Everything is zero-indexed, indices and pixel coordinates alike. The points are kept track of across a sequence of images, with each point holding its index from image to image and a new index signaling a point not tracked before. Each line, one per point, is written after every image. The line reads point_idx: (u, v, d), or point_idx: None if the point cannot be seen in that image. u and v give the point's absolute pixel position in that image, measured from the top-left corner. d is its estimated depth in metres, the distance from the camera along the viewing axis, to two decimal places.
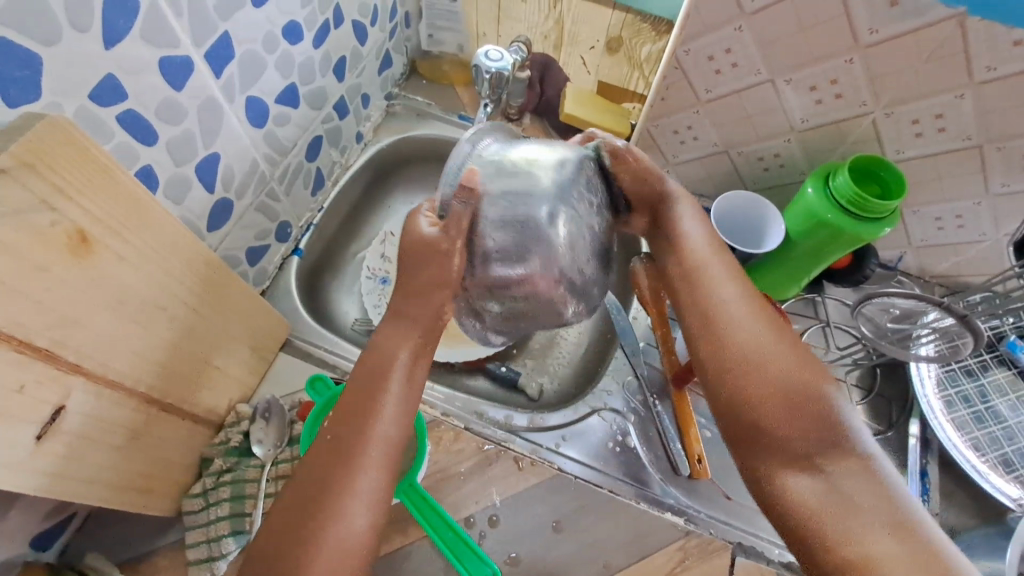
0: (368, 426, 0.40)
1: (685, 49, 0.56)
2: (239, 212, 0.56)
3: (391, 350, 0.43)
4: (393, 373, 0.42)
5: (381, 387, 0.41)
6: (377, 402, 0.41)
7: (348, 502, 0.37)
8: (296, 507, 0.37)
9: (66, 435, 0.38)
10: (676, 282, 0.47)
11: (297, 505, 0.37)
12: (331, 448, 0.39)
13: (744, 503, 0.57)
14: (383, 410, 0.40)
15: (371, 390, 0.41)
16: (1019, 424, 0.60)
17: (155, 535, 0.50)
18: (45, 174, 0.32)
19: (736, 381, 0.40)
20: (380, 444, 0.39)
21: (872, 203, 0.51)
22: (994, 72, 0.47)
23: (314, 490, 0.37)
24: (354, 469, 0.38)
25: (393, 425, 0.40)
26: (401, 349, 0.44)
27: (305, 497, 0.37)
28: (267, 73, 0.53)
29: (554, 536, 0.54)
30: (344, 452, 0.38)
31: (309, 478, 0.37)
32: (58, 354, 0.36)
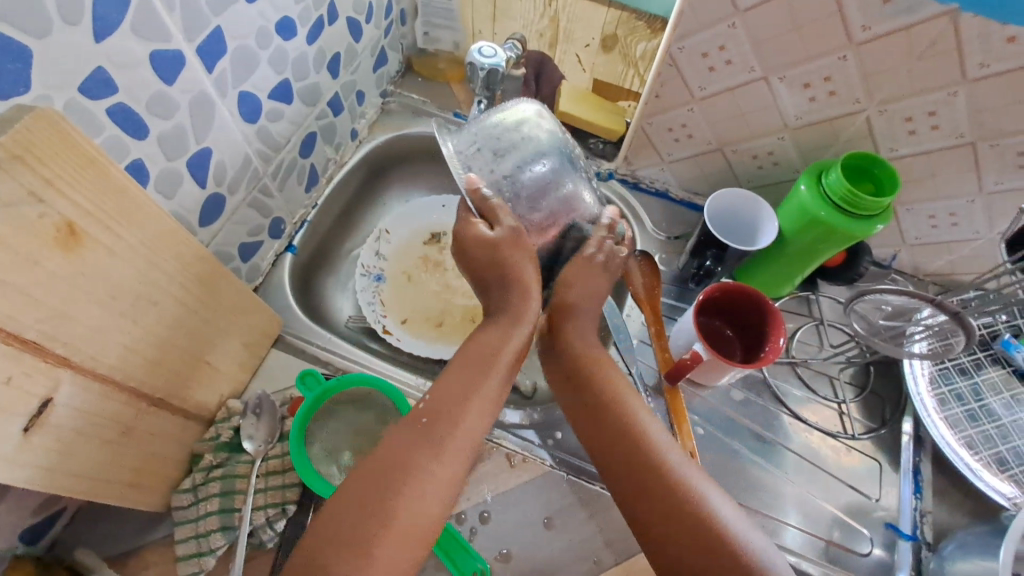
0: (453, 424, 0.39)
1: (680, 46, 0.56)
2: (232, 208, 0.56)
3: (494, 346, 0.43)
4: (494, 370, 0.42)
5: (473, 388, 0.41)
6: (465, 400, 0.40)
7: (421, 495, 0.36)
8: (369, 497, 0.36)
9: (55, 428, 0.38)
10: (579, 380, 0.46)
11: (370, 493, 0.36)
12: (408, 444, 0.38)
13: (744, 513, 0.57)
14: (472, 407, 0.40)
15: (460, 388, 0.41)
16: (1013, 423, 0.60)
17: (145, 531, 0.50)
18: (35, 167, 0.32)
19: (640, 490, 0.40)
20: (457, 444, 0.39)
21: (864, 201, 0.51)
22: (987, 70, 0.47)
23: (394, 478, 0.36)
24: (429, 465, 0.37)
25: (473, 427, 0.40)
26: (503, 348, 0.43)
27: (380, 485, 0.36)
28: (260, 68, 0.53)
29: (545, 533, 0.54)
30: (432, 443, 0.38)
31: (389, 467, 0.37)
32: (47, 346, 0.36)
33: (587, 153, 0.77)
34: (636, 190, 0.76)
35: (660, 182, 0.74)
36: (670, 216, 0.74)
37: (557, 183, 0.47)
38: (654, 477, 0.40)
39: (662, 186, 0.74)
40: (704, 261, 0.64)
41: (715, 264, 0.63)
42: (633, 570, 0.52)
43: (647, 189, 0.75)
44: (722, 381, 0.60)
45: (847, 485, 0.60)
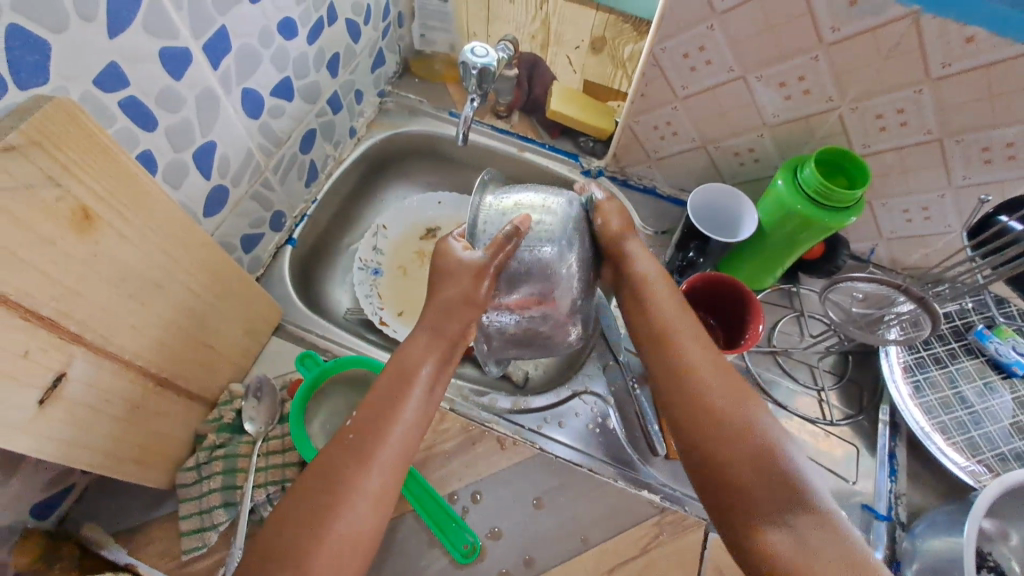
0: (382, 429, 0.42)
1: (662, 47, 0.59)
2: (234, 200, 0.59)
3: (410, 368, 0.44)
4: (414, 387, 0.44)
5: (388, 409, 0.42)
6: (394, 401, 0.43)
7: (352, 508, 0.39)
8: (313, 496, 0.39)
9: (67, 402, 0.40)
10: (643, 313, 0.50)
11: (304, 508, 0.39)
12: (338, 455, 0.41)
13: None
14: (397, 423, 0.42)
15: (388, 393, 0.43)
16: (986, 409, 0.62)
17: (151, 508, 0.52)
18: (51, 152, 0.35)
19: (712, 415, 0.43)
20: (387, 449, 0.41)
21: (836, 193, 0.54)
22: (949, 69, 0.50)
23: (324, 494, 0.39)
24: (360, 468, 0.40)
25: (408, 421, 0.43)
26: (423, 365, 0.45)
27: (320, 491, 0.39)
28: (262, 67, 0.56)
29: (534, 512, 0.56)
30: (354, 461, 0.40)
31: (324, 474, 0.40)
32: (61, 323, 0.38)
33: (578, 151, 0.80)
34: (626, 186, 0.78)
35: (648, 180, 0.77)
36: (657, 211, 0.77)
37: (553, 266, 0.47)
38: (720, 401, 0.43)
39: (650, 183, 0.77)
40: (688, 253, 0.67)
41: (699, 256, 0.66)
42: (618, 548, 0.54)
43: (636, 185, 0.78)
44: None
45: (827, 469, 0.62)
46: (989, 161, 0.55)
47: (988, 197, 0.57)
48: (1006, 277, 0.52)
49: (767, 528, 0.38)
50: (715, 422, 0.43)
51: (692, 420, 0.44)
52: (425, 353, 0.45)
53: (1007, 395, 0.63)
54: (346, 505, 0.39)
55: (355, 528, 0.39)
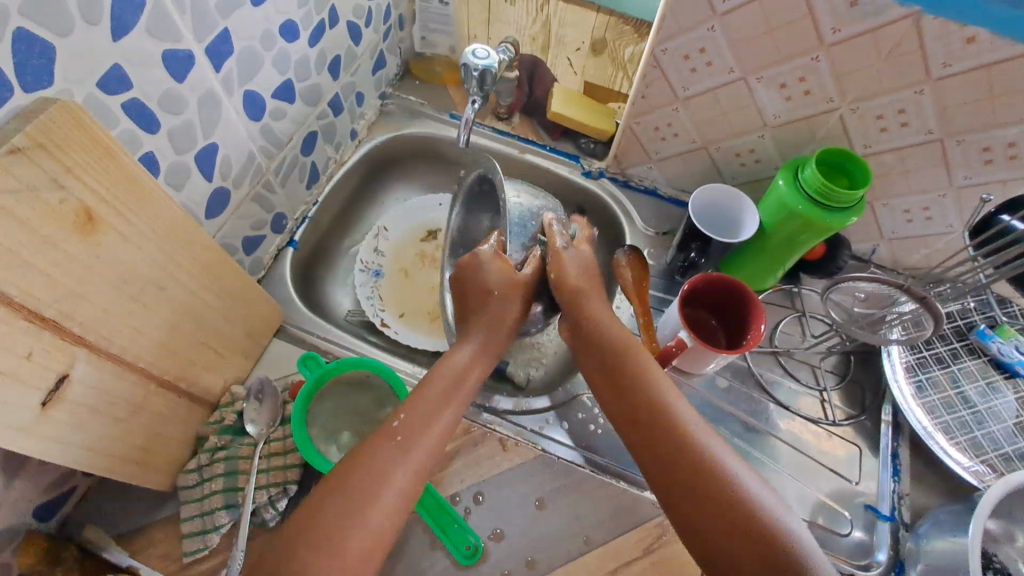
0: (424, 429, 0.43)
1: (663, 48, 0.59)
2: (236, 203, 0.59)
3: (459, 374, 0.47)
4: (461, 392, 0.46)
5: (439, 405, 0.45)
6: (439, 403, 0.45)
7: (384, 503, 0.39)
8: (346, 492, 0.38)
9: (70, 404, 0.40)
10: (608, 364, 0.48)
11: (333, 502, 0.38)
12: (377, 448, 0.41)
13: None
14: (440, 422, 0.44)
15: (438, 393, 0.45)
16: (989, 409, 0.62)
17: (153, 510, 0.52)
18: (55, 155, 0.35)
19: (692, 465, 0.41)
20: (426, 448, 0.42)
21: (837, 194, 0.54)
22: (950, 69, 0.50)
23: (366, 476, 0.39)
24: (397, 464, 0.40)
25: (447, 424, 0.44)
26: (472, 369, 0.48)
27: (352, 487, 0.39)
28: (264, 69, 0.56)
29: (537, 513, 0.56)
30: (399, 447, 0.41)
31: (360, 468, 0.40)
32: (64, 324, 0.38)
33: (579, 152, 0.80)
34: (626, 188, 0.78)
35: (649, 181, 0.77)
36: (658, 213, 0.77)
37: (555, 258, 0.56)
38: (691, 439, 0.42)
39: (650, 184, 0.77)
40: (689, 254, 0.67)
41: (700, 257, 0.66)
42: (621, 549, 0.54)
43: (636, 186, 0.78)
44: (709, 369, 0.62)
45: (829, 470, 0.62)
46: (990, 161, 0.55)
47: (990, 195, 0.57)
48: (1011, 277, 0.52)
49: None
50: (683, 464, 0.41)
51: (659, 463, 0.42)
52: (471, 361, 0.49)
53: (1010, 395, 0.63)
54: (389, 489, 0.39)
55: (386, 519, 0.39)
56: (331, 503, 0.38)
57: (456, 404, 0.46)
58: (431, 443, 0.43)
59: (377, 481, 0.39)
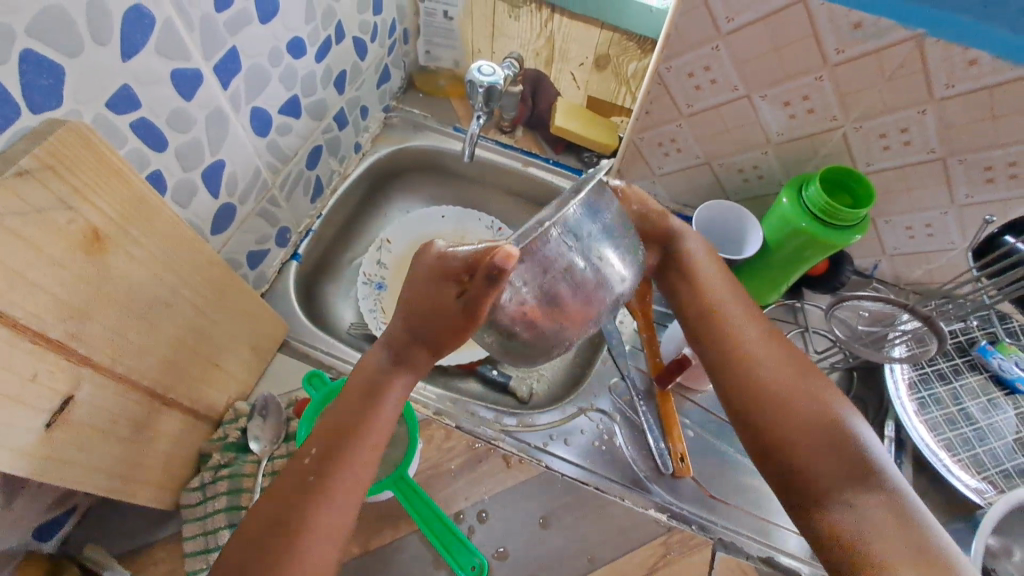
0: (335, 463, 0.42)
1: (668, 66, 0.60)
2: (241, 217, 0.59)
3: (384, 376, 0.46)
4: (376, 415, 0.44)
5: (360, 409, 0.44)
6: (351, 429, 0.43)
7: (303, 542, 0.39)
8: (263, 538, 0.39)
9: (75, 425, 0.40)
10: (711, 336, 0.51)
11: (255, 546, 0.39)
12: (289, 490, 0.41)
13: (724, 500, 0.59)
14: (359, 439, 0.43)
15: (346, 419, 0.44)
16: (990, 425, 0.63)
17: (154, 528, 0.52)
18: (64, 175, 0.35)
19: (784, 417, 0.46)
20: (342, 481, 0.41)
21: (842, 213, 0.54)
22: (952, 90, 0.50)
23: (290, 502, 0.40)
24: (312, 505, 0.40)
25: (364, 450, 0.43)
26: (390, 387, 0.45)
27: (274, 528, 0.39)
28: (271, 85, 0.56)
29: (541, 531, 0.55)
30: (320, 465, 0.42)
31: (279, 510, 0.40)
32: (69, 345, 0.38)
33: (582, 166, 0.80)
34: None
35: (652, 195, 0.77)
36: None
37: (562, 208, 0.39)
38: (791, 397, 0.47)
39: (653, 199, 0.78)
40: None
41: None
42: (626, 568, 0.54)
43: None
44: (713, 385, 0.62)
45: None
46: (992, 180, 0.55)
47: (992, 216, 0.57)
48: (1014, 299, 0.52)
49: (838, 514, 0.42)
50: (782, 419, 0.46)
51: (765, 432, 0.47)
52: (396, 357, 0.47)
53: (1011, 411, 0.63)
54: (326, 505, 0.40)
55: (325, 531, 0.40)
56: (270, 523, 0.40)
57: (377, 407, 0.45)
58: (359, 453, 0.43)
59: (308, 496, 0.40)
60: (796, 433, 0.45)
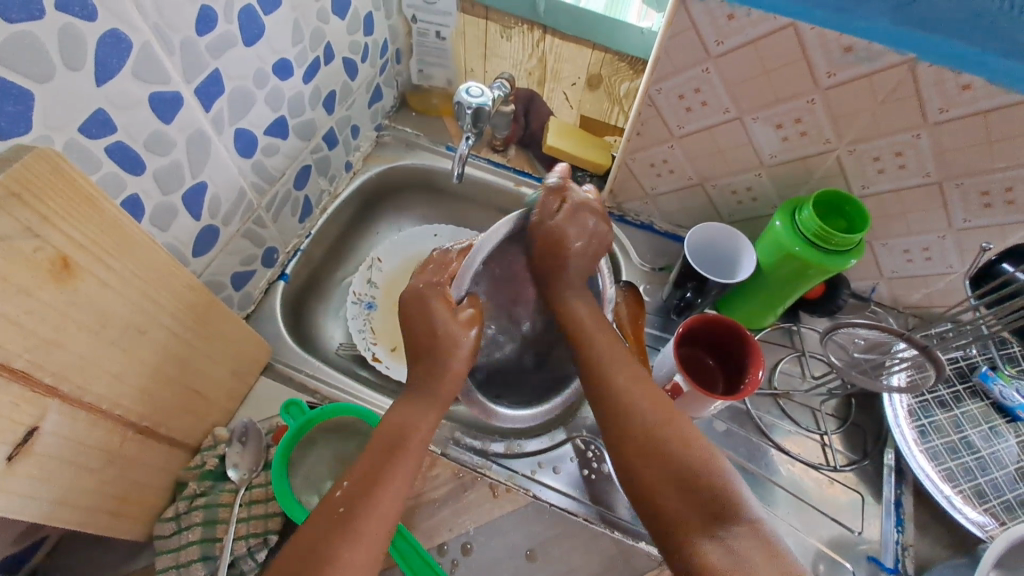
0: (361, 505, 0.40)
1: (658, 88, 0.59)
2: (225, 239, 0.58)
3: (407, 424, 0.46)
4: (403, 455, 0.44)
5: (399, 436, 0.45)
6: (383, 466, 0.43)
7: None
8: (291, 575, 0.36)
9: (40, 457, 0.39)
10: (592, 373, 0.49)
11: None
12: (318, 533, 0.38)
13: None
14: (394, 472, 0.43)
15: (378, 461, 0.43)
16: (991, 455, 0.61)
17: (128, 559, 0.50)
18: (30, 203, 0.34)
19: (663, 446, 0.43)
20: (371, 525, 0.40)
21: (835, 237, 0.53)
22: (947, 114, 0.49)
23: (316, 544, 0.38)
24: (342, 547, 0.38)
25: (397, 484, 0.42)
26: (415, 429, 0.46)
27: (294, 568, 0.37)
28: (256, 107, 0.56)
29: (527, 565, 0.53)
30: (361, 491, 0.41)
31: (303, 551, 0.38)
32: (35, 375, 0.37)
33: (575, 185, 0.80)
34: (622, 222, 0.78)
35: (645, 216, 0.77)
36: (655, 248, 0.76)
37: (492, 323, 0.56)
38: (668, 439, 0.44)
39: (646, 219, 0.77)
40: (686, 293, 0.66)
41: (696, 296, 0.65)
42: None
43: (632, 221, 0.78)
44: (709, 412, 0.60)
45: (830, 518, 0.60)
46: (989, 205, 0.54)
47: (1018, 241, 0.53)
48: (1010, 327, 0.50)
49: (704, 547, 0.39)
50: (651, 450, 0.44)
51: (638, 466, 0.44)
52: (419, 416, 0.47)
53: (1013, 439, 0.62)
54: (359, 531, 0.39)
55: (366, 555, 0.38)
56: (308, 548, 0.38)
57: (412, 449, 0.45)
58: (393, 484, 0.42)
59: (347, 527, 0.39)
60: (660, 462, 0.43)
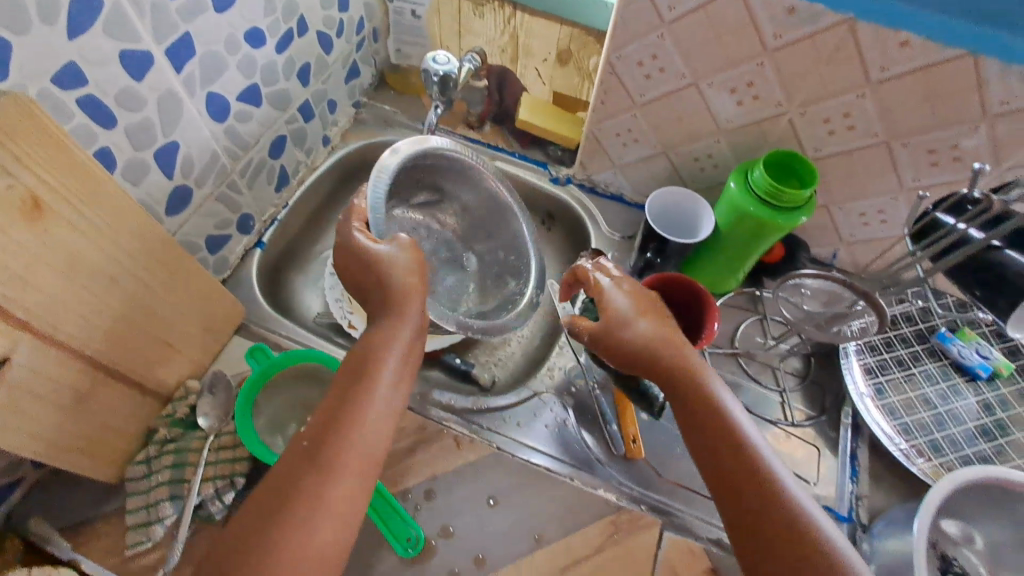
0: (335, 441, 0.42)
1: (618, 55, 0.61)
2: (199, 201, 0.60)
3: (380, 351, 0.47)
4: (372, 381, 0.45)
5: (354, 403, 0.44)
6: (358, 397, 0.44)
7: (315, 519, 0.39)
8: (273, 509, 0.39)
9: (11, 388, 0.41)
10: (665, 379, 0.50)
11: (263, 518, 0.38)
12: (291, 468, 0.41)
13: (652, 471, 0.60)
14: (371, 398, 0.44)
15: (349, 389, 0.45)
16: (948, 411, 0.63)
17: (100, 502, 0.52)
18: (4, 143, 0.36)
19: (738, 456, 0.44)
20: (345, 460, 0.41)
21: (785, 193, 0.55)
22: (889, 72, 0.51)
23: (295, 481, 0.40)
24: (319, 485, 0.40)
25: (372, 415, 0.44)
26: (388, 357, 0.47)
27: (284, 494, 0.39)
28: (228, 72, 0.58)
29: (488, 510, 0.55)
30: (337, 422, 0.43)
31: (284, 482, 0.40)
32: (6, 308, 0.39)
33: (547, 159, 0.82)
34: (593, 194, 0.80)
35: (615, 187, 0.79)
36: (623, 218, 0.78)
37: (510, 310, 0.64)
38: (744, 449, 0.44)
39: (616, 190, 0.79)
40: (646, 255, 0.67)
41: (657, 257, 0.66)
42: (573, 545, 0.54)
43: (603, 193, 0.80)
44: None
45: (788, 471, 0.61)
46: (937, 164, 0.55)
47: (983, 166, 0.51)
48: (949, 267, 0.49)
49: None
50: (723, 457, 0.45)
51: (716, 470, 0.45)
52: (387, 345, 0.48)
53: (972, 398, 0.64)
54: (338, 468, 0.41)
55: (318, 536, 0.39)
56: (287, 481, 0.40)
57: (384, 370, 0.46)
58: (369, 419, 0.44)
59: (324, 464, 0.40)
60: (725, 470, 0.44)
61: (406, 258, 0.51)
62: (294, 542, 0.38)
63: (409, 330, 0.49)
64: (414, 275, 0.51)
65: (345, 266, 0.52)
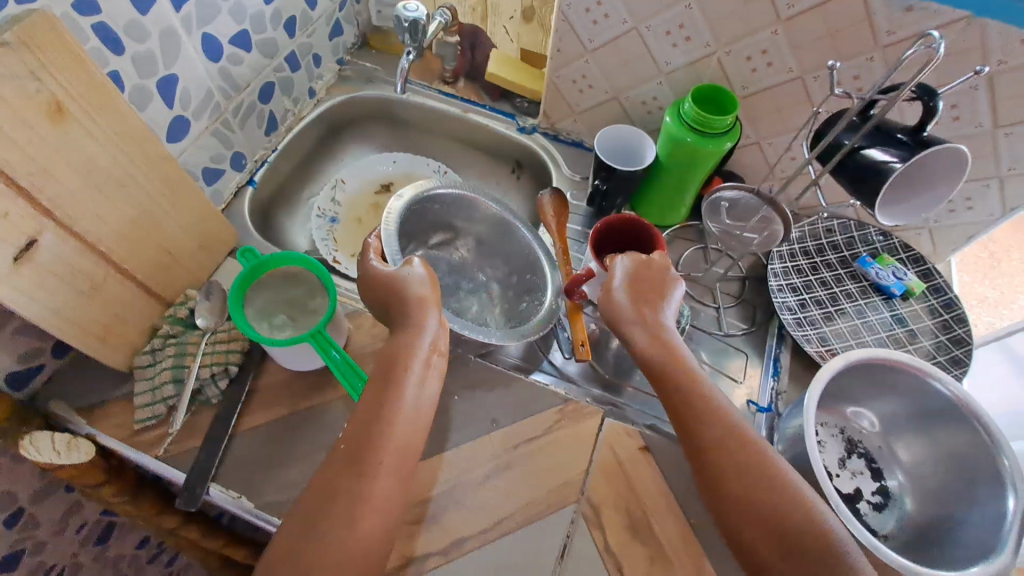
0: (380, 427, 0.45)
1: (568, 3, 0.69)
2: (195, 133, 0.68)
3: (407, 341, 0.50)
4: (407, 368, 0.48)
5: (386, 402, 0.46)
6: (392, 385, 0.46)
7: (369, 500, 0.42)
8: (330, 496, 0.42)
9: (39, 266, 0.49)
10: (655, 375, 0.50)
11: (318, 503, 0.42)
12: (340, 458, 0.44)
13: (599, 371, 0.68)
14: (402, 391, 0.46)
15: (386, 378, 0.47)
16: (864, 324, 0.71)
17: (112, 388, 0.60)
18: (34, 52, 0.44)
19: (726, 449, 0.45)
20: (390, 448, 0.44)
21: (711, 120, 0.63)
22: (795, 8, 0.59)
23: (344, 469, 0.43)
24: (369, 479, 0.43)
25: (409, 401, 0.46)
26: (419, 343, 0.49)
27: (336, 488, 0.42)
28: (220, 16, 0.65)
29: (451, 401, 0.64)
30: (379, 402, 0.46)
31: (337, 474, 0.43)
32: (34, 195, 0.47)
33: (516, 110, 0.90)
34: (556, 141, 0.88)
35: (576, 134, 0.86)
36: (582, 161, 0.86)
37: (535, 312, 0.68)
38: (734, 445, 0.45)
39: (576, 137, 0.86)
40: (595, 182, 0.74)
41: (605, 184, 0.73)
42: (525, 428, 0.62)
43: (565, 139, 0.87)
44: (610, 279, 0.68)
45: (719, 372, 0.69)
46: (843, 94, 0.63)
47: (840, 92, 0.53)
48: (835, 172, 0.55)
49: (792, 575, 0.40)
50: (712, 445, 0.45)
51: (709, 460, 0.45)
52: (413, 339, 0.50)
53: (887, 313, 0.72)
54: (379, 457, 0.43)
55: (375, 519, 0.42)
56: (342, 470, 0.43)
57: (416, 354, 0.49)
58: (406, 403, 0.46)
59: (373, 445, 0.44)
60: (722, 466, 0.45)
61: (418, 274, 0.54)
62: (345, 521, 0.41)
63: (429, 334, 0.50)
64: (428, 287, 0.54)
65: (371, 291, 0.55)
